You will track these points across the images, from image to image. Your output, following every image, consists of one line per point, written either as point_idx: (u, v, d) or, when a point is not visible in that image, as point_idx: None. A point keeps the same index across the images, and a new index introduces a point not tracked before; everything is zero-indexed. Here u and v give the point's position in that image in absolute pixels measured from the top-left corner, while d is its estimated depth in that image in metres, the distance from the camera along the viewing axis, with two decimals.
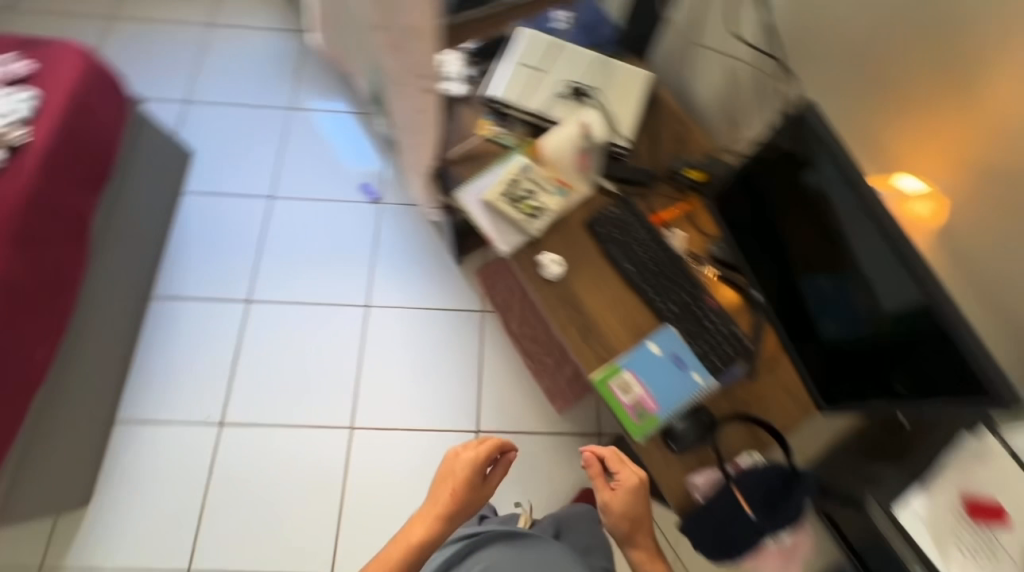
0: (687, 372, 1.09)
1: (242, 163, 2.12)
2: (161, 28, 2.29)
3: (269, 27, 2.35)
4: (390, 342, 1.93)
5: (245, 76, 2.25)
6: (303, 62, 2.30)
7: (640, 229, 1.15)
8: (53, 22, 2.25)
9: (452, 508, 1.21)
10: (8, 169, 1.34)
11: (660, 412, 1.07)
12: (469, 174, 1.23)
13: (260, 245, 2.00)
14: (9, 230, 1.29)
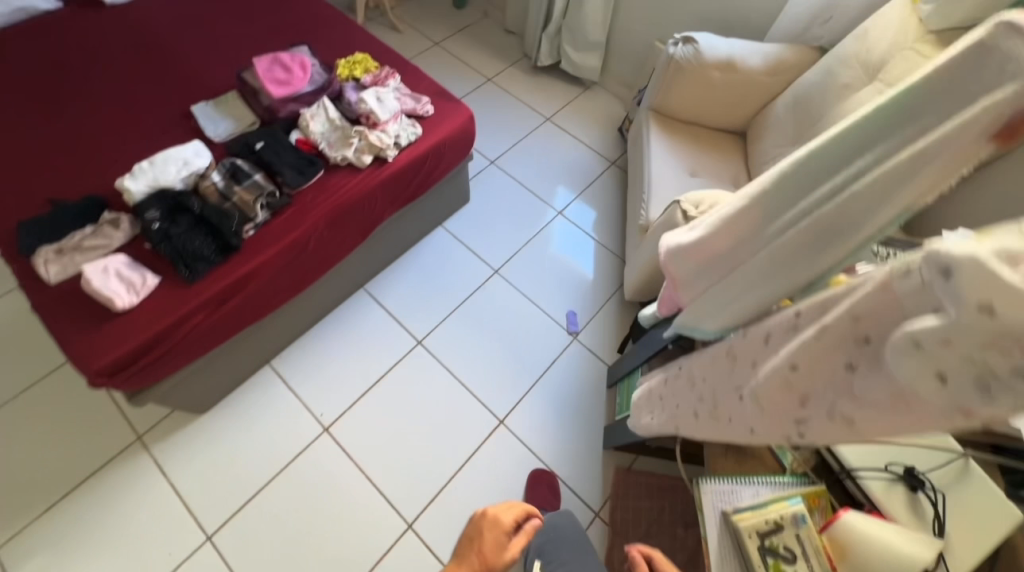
0: None
1: (495, 229, 2.32)
2: (513, 104, 2.73)
3: (586, 145, 2.63)
4: (496, 471, 1.79)
5: (544, 169, 2.53)
6: (593, 186, 2.50)
7: None
8: (452, 62, 2.85)
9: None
10: (368, 170, 1.62)
11: None
12: (722, 472, 1.09)
13: (462, 303, 2.11)
14: (335, 211, 1.54)
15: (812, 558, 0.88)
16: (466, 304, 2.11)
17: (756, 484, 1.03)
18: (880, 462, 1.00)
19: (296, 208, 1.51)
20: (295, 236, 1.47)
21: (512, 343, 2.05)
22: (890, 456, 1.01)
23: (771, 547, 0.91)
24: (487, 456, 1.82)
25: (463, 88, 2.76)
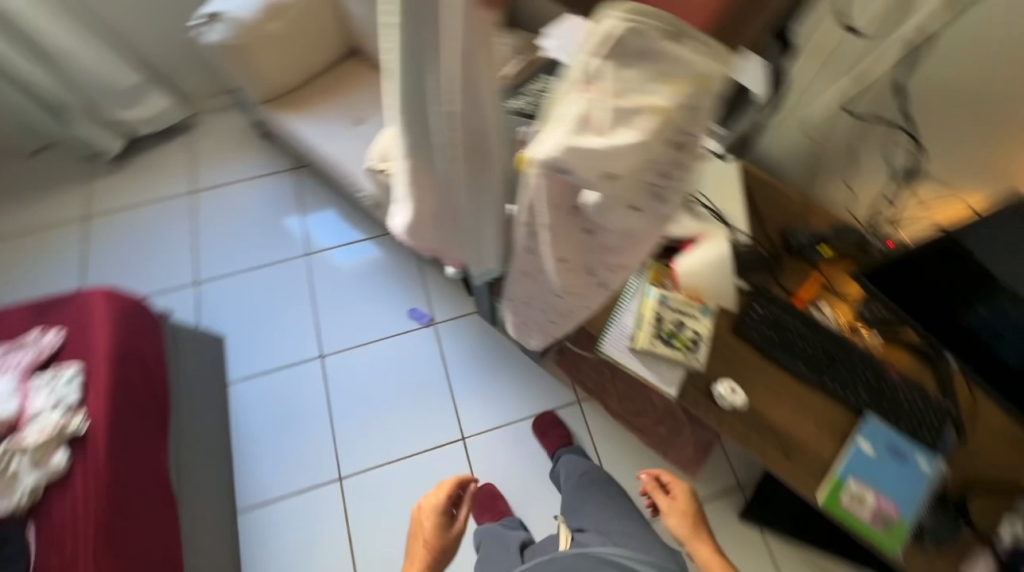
0: (909, 461, 0.97)
1: (278, 329, 1.95)
2: (143, 212, 2.09)
3: (253, 173, 2.17)
4: (503, 470, 1.75)
5: (249, 234, 2.08)
6: (304, 200, 2.13)
7: (792, 322, 1.08)
8: (28, 241, 2.03)
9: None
10: (74, 464, 1.13)
11: (902, 514, 0.94)
12: (603, 326, 1.10)
13: (332, 410, 1.83)
14: (97, 534, 1.08)
15: (686, 312, 1.06)
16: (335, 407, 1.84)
17: (627, 305, 1.10)
18: None
19: None
20: None
21: (403, 385, 1.87)
22: None
23: (668, 334, 1.05)
24: (485, 470, 1.75)
25: (75, 253, 2.02)
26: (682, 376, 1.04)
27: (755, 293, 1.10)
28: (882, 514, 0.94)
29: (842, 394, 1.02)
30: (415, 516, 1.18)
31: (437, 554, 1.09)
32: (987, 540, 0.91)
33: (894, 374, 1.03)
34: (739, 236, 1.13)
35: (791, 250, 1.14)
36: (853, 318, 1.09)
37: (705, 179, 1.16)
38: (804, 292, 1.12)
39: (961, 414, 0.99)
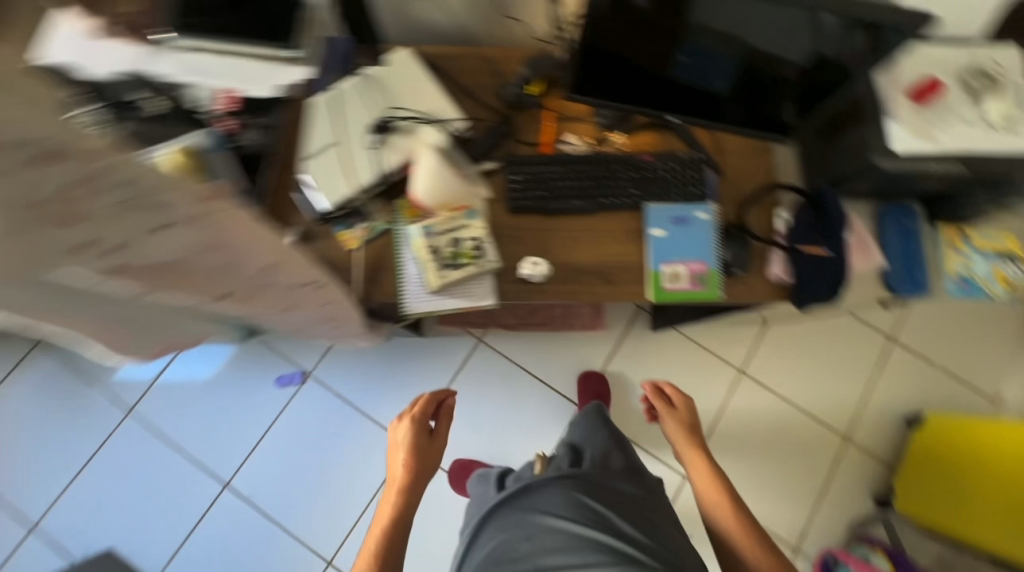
0: (693, 220, 1.06)
1: (155, 499, 1.61)
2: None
3: None
4: (462, 440, 1.75)
5: (33, 439, 1.60)
6: (67, 358, 1.66)
7: (549, 169, 1.08)
8: None
9: (400, 501, 0.98)
10: None
11: (709, 264, 1.04)
12: (397, 289, 1.01)
13: (277, 517, 1.63)
14: None
15: (455, 227, 1.00)
16: (279, 512, 1.64)
17: (405, 256, 1.01)
18: (366, 144, 1.01)
19: None
20: None
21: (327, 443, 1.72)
22: (361, 134, 1.01)
23: (451, 258, 0.98)
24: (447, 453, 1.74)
25: None
26: (492, 282, 1.02)
27: (506, 164, 1.08)
28: (695, 275, 1.04)
29: (619, 202, 1.07)
30: (391, 441, 1.10)
31: (416, 479, 1.02)
32: (770, 240, 1.04)
33: (645, 158, 1.10)
34: (465, 124, 1.07)
35: (512, 103, 1.11)
36: (595, 132, 1.12)
37: (396, 90, 1.04)
38: (545, 134, 1.12)
39: (708, 155, 1.10)
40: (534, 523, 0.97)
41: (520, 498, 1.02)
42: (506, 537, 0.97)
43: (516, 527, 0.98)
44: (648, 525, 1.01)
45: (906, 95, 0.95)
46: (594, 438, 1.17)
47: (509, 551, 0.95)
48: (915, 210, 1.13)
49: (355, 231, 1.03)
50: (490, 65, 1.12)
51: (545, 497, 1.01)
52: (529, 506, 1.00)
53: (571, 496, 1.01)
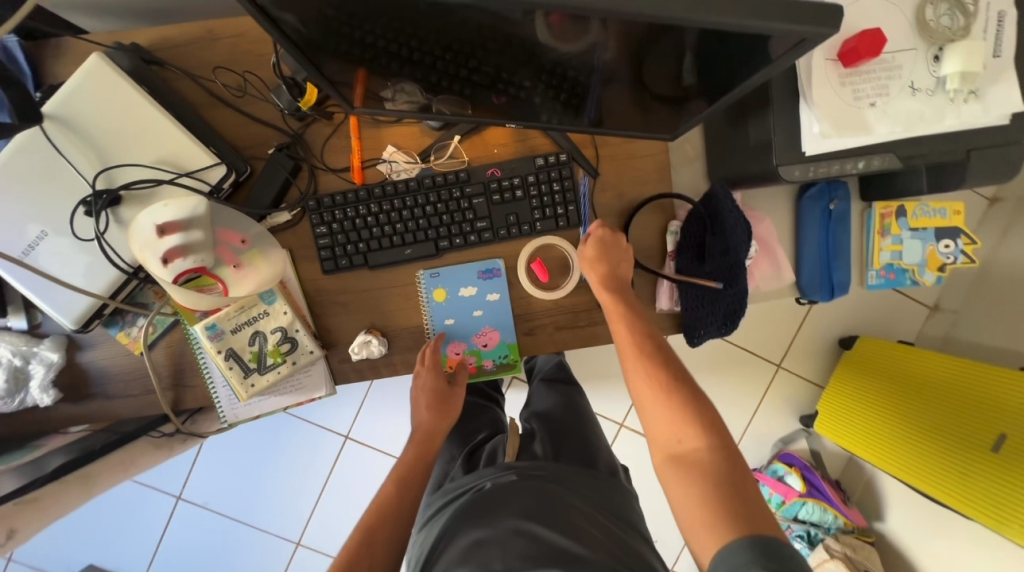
0: (482, 287, 0.85)
1: (120, 518, 1.74)
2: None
3: None
4: (394, 427, 1.74)
5: None
6: None
7: (363, 206, 0.81)
8: None
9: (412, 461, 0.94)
10: None
11: (505, 335, 0.86)
12: (208, 396, 0.84)
13: (238, 514, 1.76)
14: None
15: (250, 320, 0.79)
16: (240, 512, 1.76)
17: (206, 361, 0.81)
18: (88, 233, 0.72)
19: None
20: None
21: (266, 447, 1.75)
22: (76, 218, 0.72)
23: (256, 360, 0.80)
24: (384, 440, 1.75)
25: None
26: (320, 372, 0.84)
27: (306, 209, 0.81)
28: (484, 343, 0.86)
29: (464, 241, 0.83)
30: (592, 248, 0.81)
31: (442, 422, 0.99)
32: (654, 271, 0.83)
33: (493, 174, 0.82)
34: (225, 173, 0.75)
35: (295, 115, 0.79)
36: (422, 139, 0.83)
37: (108, 138, 0.71)
38: (352, 156, 0.81)
39: (576, 155, 0.83)
40: (505, 518, 0.75)
41: (493, 498, 0.80)
42: (480, 537, 0.74)
43: (484, 525, 0.76)
44: (617, 531, 0.77)
45: (827, 58, 0.65)
46: (559, 419, 1.04)
47: (479, 543, 0.74)
48: (846, 187, 0.89)
49: (135, 331, 0.81)
50: (251, 61, 0.78)
51: (513, 494, 0.80)
52: (505, 500, 0.79)
53: (548, 491, 0.80)
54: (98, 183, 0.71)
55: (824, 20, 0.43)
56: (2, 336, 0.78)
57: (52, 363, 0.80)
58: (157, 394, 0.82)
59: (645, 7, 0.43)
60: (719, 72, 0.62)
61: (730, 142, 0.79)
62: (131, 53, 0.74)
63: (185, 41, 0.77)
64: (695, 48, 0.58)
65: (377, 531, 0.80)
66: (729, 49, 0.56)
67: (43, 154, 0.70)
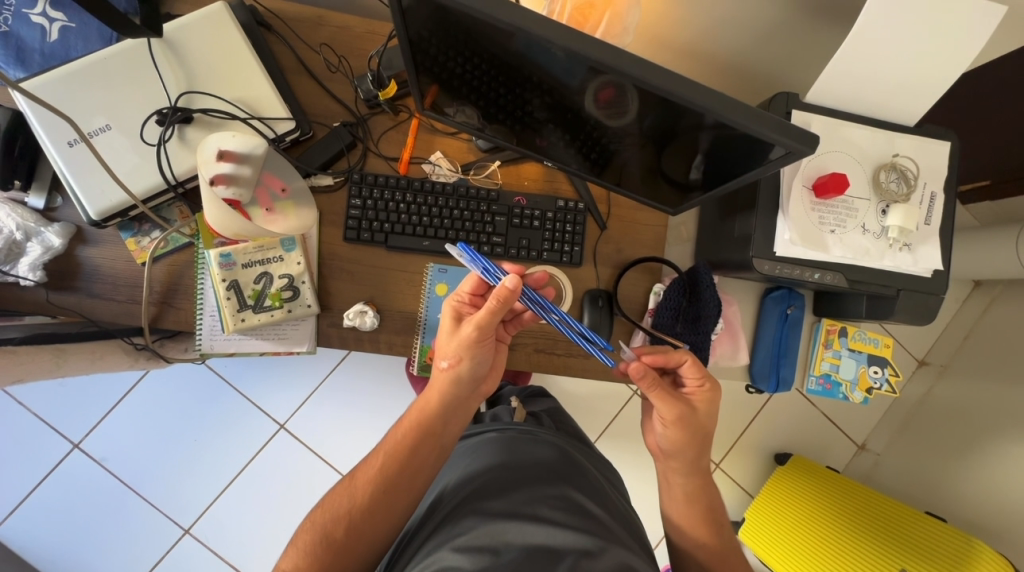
0: None
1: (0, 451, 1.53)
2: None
3: None
4: (337, 428, 1.64)
5: None
6: None
7: (401, 195, 0.90)
8: None
9: (407, 433, 0.73)
10: None
11: None
12: (192, 321, 0.85)
13: (136, 481, 1.57)
14: None
15: (264, 260, 0.84)
16: (136, 478, 1.57)
17: (203, 283, 0.84)
18: (152, 140, 0.78)
19: None
20: None
21: (194, 413, 1.61)
22: (148, 124, 0.78)
23: (255, 298, 0.84)
24: (323, 440, 1.63)
25: None
26: (308, 327, 0.87)
27: (349, 180, 0.89)
28: None
29: (477, 249, 0.92)
30: (668, 399, 0.75)
31: (471, 387, 0.75)
32: (634, 322, 0.94)
33: (519, 201, 0.94)
34: (291, 129, 0.84)
35: (368, 103, 0.91)
36: (467, 154, 0.95)
37: (203, 70, 0.81)
38: (404, 149, 0.92)
39: (592, 208, 0.96)
40: (535, 475, 0.69)
41: (515, 450, 0.73)
42: (501, 489, 0.67)
43: (505, 472, 0.69)
44: (628, 510, 0.73)
45: (804, 185, 0.82)
46: (561, 417, 0.97)
47: (498, 483, 0.68)
48: (803, 298, 1.04)
49: (146, 241, 0.84)
50: (343, 52, 0.90)
51: (538, 451, 0.73)
52: (533, 458, 0.72)
53: (574, 460, 0.74)
54: (179, 105, 0.79)
55: (805, 143, 0.61)
56: (15, 207, 0.79)
57: (50, 247, 0.80)
58: (142, 304, 0.83)
59: (694, 96, 0.59)
60: (719, 174, 0.78)
61: (717, 234, 0.95)
62: (249, 12, 0.86)
63: (294, 18, 0.89)
64: (704, 154, 0.74)
65: (355, 510, 0.68)
66: (731, 157, 0.72)
67: (141, 64, 0.78)
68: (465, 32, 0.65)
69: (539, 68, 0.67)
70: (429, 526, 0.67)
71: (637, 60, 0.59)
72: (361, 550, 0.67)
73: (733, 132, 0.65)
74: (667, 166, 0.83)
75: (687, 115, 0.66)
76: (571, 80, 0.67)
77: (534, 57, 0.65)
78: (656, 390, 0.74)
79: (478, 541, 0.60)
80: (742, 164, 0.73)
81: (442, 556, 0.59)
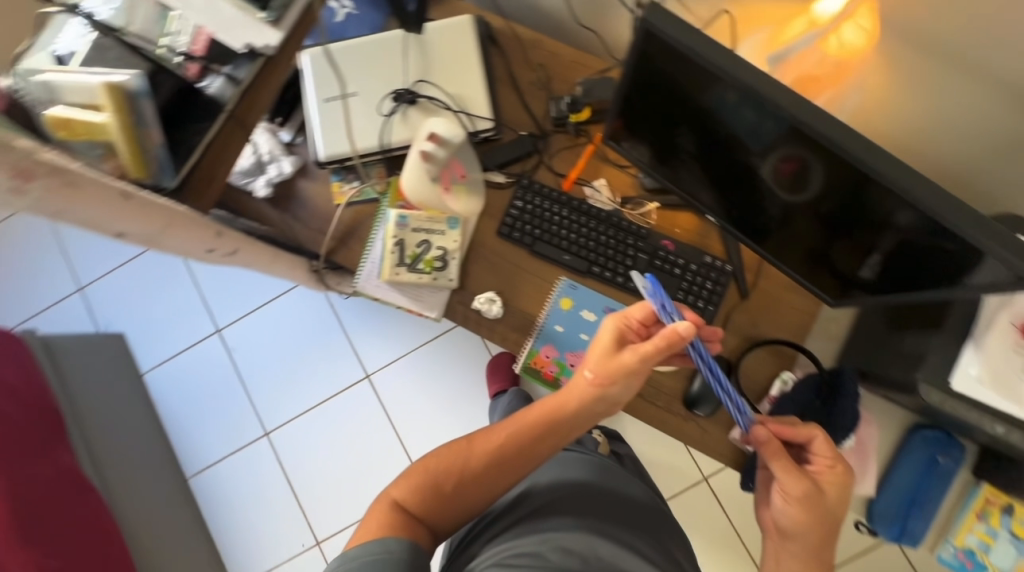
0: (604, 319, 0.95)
1: (166, 315, 1.86)
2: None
3: None
4: (412, 397, 1.77)
5: None
6: None
7: (558, 208, 0.97)
8: None
9: (536, 428, 0.72)
10: None
11: None
12: (357, 262, 0.99)
13: (246, 376, 1.82)
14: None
15: (430, 230, 0.95)
16: (247, 375, 1.83)
17: (376, 234, 0.99)
18: (383, 111, 0.95)
19: None
20: None
21: (306, 339, 1.83)
22: (385, 98, 0.95)
23: (412, 259, 0.95)
24: (397, 402, 1.77)
25: None
26: (443, 298, 0.97)
27: (517, 183, 0.98)
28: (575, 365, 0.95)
29: (611, 277, 0.95)
30: (792, 473, 0.69)
31: (605, 409, 0.74)
32: (750, 402, 0.88)
33: (666, 245, 0.95)
34: (487, 128, 0.97)
35: (555, 121, 0.99)
36: (629, 188, 0.98)
37: (439, 65, 0.96)
38: (574, 168, 0.99)
39: (738, 273, 0.93)
40: (624, 510, 0.75)
41: (609, 479, 0.79)
42: (593, 508, 0.73)
43: (598, 494, 0.76)
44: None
45: (1013, 325, 0.72)
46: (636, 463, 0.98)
47: (592, 502, 0.74)
48: (961, 450, 0.91)
49: (347, 187, 0.99)
50: (549, 74, 1.00)
51: (628, 489, 0.79)
52: (624, 494, 0.78)
53: (656, 511, 0.79)
54: (412, 88, 0.95)
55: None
56: (272, 137, 1.01)
57: (281, 173, 1.00)
58: (326, 237, 0.99)
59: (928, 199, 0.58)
60: (902, 279, 0.74)
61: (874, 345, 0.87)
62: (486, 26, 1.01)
63: (520, 38, 1.02)
64: (899, 256, 0.70)
65: (468, 475, 0.71)
66: (930, 267, 0.68)
67: (397, 51, 0.96)
68: (697, 82, 0.69)
69: (757, 131, 0.69)
70: (524, 513, 0.72)
71: (866, 146, 0.61)
72: (460, 511, 0.71)
73: (935, 244, 0.64)
74: (842, 258, 0.79)
75: (903, 213, 0.64)
76: (787, 149, 0.68)
77: (758, 119, 0.67)
78: (780, 459, 0.69)
79: (572, 545, 0.67)
80: (942, 279, 0.68)
81: (539, 545, 0.67)
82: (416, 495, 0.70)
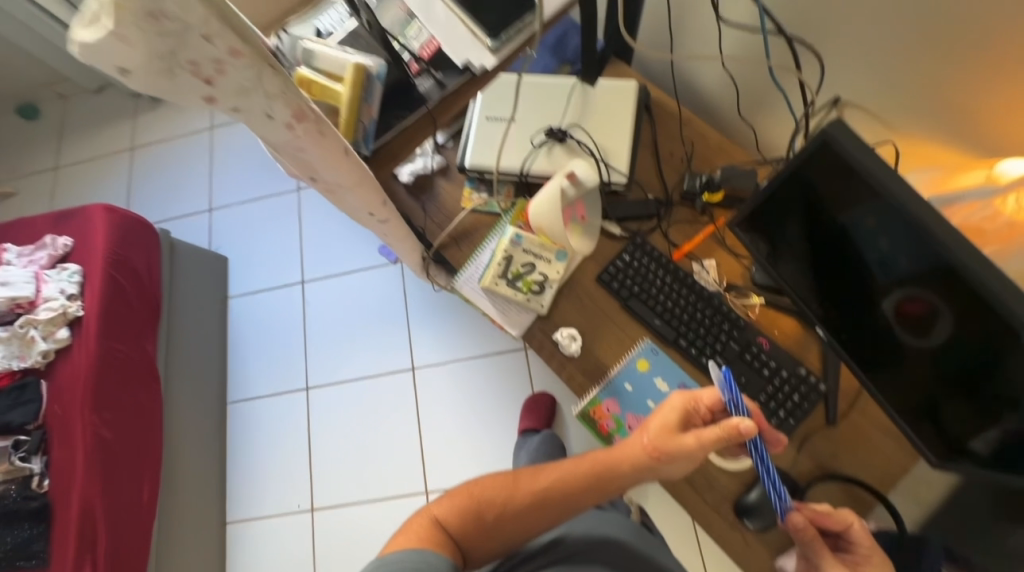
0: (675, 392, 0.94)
1: (266, 251, 2.04)
2: (163, 131, 2.18)
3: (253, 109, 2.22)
4: (445, 403, 1.79)
5: (245, 162, 2.14)
6: None
7: (662, 273, 0.99)
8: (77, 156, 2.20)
9: (582, 479, 0.74)
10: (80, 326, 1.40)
11: None
12: (463, 261, 1.07)
13: (309, 330, 1.94)
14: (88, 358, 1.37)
15: (538, 255, 1.02)
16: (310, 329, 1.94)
17: (487, 243, 1.06)
18: (533, 142, 1.05)
19: (56, 427, 1.33)
20: (77, 456, 1.30)
21: (372, 315, 1.92)
22: (538, 131, 1.06)
23: (514, 276, 1.02)
24: (430, 403, 1.80)
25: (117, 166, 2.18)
26: (529, 320, 1.01)
27: (630, 238, 1.02)
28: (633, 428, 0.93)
29: (695, 353, 0.95)
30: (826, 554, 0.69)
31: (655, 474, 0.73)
32: None
33: (760, 342, 0.93)
34: (620, 182, 1.03)
35: (684, 194, 1.04)
36: (738, 276, 0.99)
37: (595, 117, 1.05)
38: (690, 240, 1.02)
39: (830, 395, 0.89)
40: None
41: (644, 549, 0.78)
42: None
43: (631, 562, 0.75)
44: None
45: None
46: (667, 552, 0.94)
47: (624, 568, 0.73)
48: None
49: (476, 196, 1.09)
50: (692, 152, 1.06)
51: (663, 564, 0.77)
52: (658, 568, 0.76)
53: None
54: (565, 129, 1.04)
55: None
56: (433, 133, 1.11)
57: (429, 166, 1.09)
58: (445, 232, 1.08)
59: None
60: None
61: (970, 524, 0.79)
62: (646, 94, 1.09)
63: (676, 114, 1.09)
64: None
65: (508, 509, 0.74)
66: None
67: (562, 96, 1.07)
68: (857, 198, 0.71)
69: (904, 260, 0.69)
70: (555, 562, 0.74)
71: None
72: (493, 541, 0.74)
73: None
74: (956, 419, 0.73)
75: None
76: (935, 285, 0.67)
77: (914, 248, 0.68)
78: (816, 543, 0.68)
79: None
80: None
81: None
82: (457, 516, 0.75)
